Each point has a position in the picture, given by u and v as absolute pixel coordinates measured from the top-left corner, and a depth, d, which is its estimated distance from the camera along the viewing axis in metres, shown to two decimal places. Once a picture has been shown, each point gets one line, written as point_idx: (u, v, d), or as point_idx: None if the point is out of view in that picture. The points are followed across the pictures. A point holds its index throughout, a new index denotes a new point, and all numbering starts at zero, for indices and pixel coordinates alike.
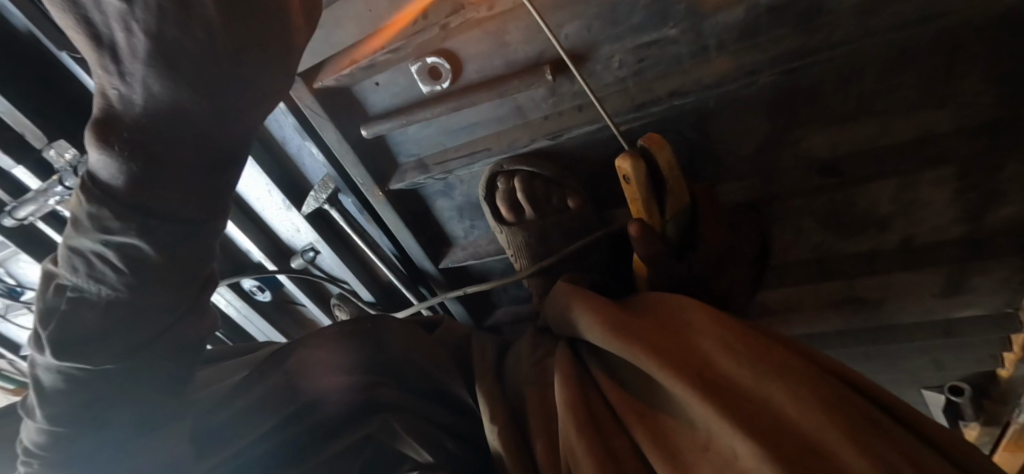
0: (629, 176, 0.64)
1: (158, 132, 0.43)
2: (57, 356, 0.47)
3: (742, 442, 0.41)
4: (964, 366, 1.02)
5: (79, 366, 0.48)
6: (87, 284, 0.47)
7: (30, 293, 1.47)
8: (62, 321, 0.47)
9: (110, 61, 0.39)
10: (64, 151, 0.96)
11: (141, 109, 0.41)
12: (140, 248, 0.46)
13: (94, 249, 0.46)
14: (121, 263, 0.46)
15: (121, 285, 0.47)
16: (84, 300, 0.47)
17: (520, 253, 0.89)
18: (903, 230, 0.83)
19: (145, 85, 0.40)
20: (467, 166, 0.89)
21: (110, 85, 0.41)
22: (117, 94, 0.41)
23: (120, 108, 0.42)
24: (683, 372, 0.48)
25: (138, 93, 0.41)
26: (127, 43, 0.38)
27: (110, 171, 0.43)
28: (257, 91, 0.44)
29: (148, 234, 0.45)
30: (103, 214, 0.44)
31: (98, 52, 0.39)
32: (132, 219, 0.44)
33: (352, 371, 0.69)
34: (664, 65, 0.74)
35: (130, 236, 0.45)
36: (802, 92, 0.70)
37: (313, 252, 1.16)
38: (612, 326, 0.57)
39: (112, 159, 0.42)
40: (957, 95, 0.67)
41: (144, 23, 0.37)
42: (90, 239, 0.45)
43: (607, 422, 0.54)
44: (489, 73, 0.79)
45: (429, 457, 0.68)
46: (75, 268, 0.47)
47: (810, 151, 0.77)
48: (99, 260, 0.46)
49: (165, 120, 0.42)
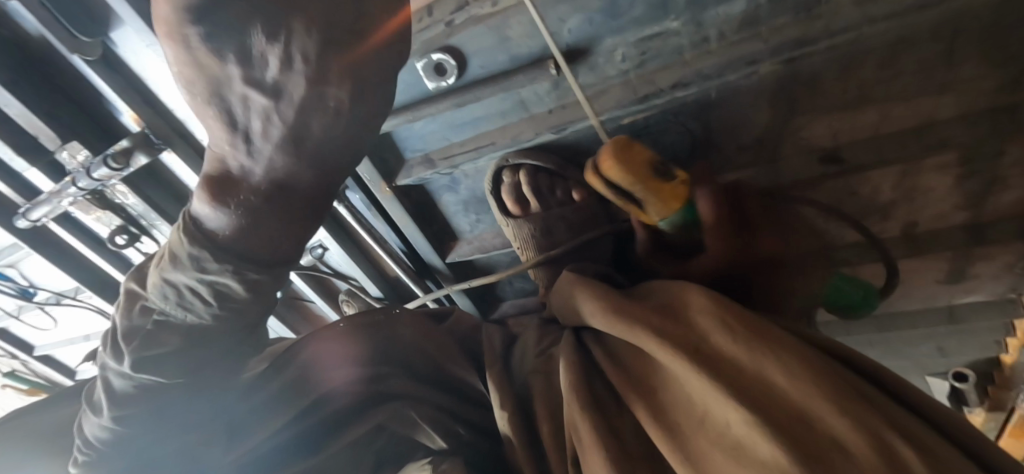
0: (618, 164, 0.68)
1: (247, 161, 0.50)
2: (135, 368, 0.58)
3: (731, 409, 0.42)
4: (967, 353, 1.03)
5: (151, 377, 0.59)
6: (174, 311, 0.57)
7: (42, 294, 1.50)
8: (145, 342, 0.57)
9: (193, 99, 0.49)
10: (78, 153, 1.02)
11: (231, 134, 0.49)
12: (232, 288, 0.55)
13: (186, 284, 0.54)
14: (212, 297, 0.55)
15: (206, 315, 0.57)
16: (170, 323, 0.58)
17: (527, 245, 0.90)
18: (905, 216, 0.84)
19: (206, 104, 0.47)
20: (473, 160, 0.90)
21: (235, 158, 0.50)
22: (238, 166, 0.51)
23: (236, 171, 0.51)
24: (681, 349, 0.50)
25: (258, 167, 0.50)
26: (167, 69, 0.46)
27: (221, 224, 0.52)
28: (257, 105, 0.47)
29: (243, 270, 0.54)
30: (204, 257, 0.53)
31: (190, 94, 0.48)
32: (225, 260, 0.53)
33: (362, 362, 0.70)
34: (666, 57, 0.75)
35: (224, 277, 0.54)
36: (804, 82, 0.71)
37: (321, 249, 1.18)
38: (613, 309, 0.59)
39: (223, 215, 0.51)
40: (958, 81, 0.67)
41: (169, 54, 0.44)
42: (187, 277, 0.54)
43: (609, 402, 0.55)
44: (494, 69, 0.80)
45: (444, 441, 0.70)
46: (170, 303, 0.56)
47: (812, 139, 0.78)
48: (190, 295, 0.55)
49: (235, 135, 0.49)
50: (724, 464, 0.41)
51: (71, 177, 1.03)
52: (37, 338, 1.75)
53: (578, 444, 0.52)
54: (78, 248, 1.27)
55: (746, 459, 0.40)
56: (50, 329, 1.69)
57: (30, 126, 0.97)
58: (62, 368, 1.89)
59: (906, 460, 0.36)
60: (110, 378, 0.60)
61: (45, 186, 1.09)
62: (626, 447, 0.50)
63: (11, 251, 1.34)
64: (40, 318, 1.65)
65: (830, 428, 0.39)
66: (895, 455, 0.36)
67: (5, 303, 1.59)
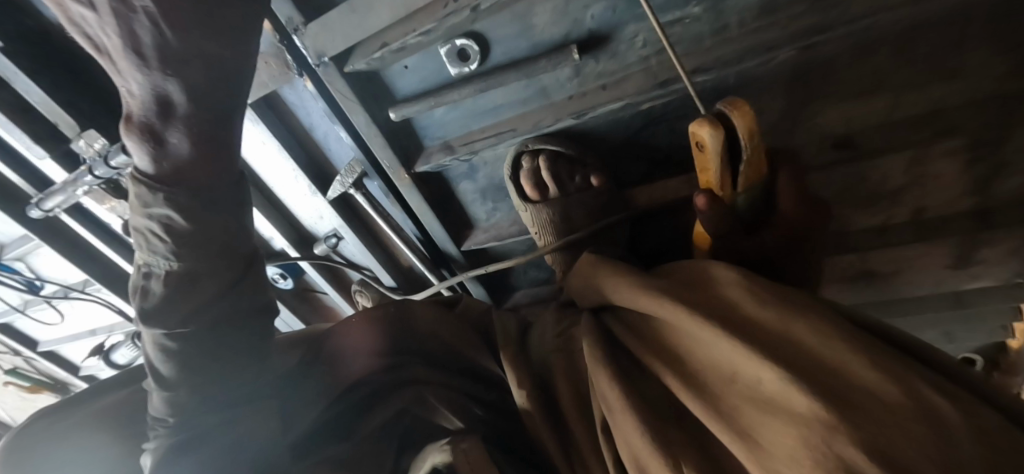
0: (706, 142, 0.58)
1: (160, 121, 0.49)
2: (144, 322, 0.60)
3: (764, 369, 0.44)
4: (973, 338, 1.05)
5: (158, 331, 0.60)
6: (151, 258, 0.59)
7: (49, 287, 1.50)
8: (142, 294, 0.60)
9: (109, 63, 0.46)
10: (94, 141, 1.00)
11: (140, 99, 0.48)
12: (173, 218, 0.56)
13: (146, 227, 0.57)
14: (166, 233, 0.56)
15: (170, 253, 0.58)
16: (154, 272, 0.59)
17: (546, 229, 0.93)
18: (914, 202, 0.86)
19: (134, 78, 0.46)
20: (493, 146, 0.91)
21: (122, 84, 0.48)
22: (127, 92, 0.48)
23: (130, 100, 0.49)
24: (707, 314, 0.51)
25: (135, 88, 0.47)
26: (110, 44, 0.43)
27: (143, 155, 0.52)
28: (225, 72, 0.48)
29: (174, 202, 0.54)
30: (143, 193, 0.54)
31: (102, 57, 0.46)
32: (162, 190, 0.54)
33: (380, 353, 0.73)
34: (686, 43, 0.78)
35: (162, 208, 0.55)
36: (819, 68, 0.73)
37: (335, 238, 1.19)
38: (635, 283, 0.61)
39: (140, 147, 0.51)
40: (968, 67, 0.69)
41: (111, 25, 0.42)
42: (142, 219, 0.56)
43: (635, 373, 0.57)
44: (516, 55, 0.82)
45: (461, 422, 0.71)
46: (141, 247, 0.59)
47: (828, 126, 0.79)
48: (151, 234, 0.57)
49: (157, 107, 0.48)
50: (759, 420, 0.42)
51: (88, 166, 1.02)
52: (44, 332, 1.75)
53: (608, 413, 0.54)
54: (89, 239, 1.27)
55: (781, 415, 0.41)
56: (56, 323, 1.69)
57: (50, 115, 0.98)
58: (66, 363, 1.89)
59: (942, 408, 0.38)
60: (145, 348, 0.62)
61: (60, 175, 1.09)
62: (653, 410, 0.51)
63: (20, 244, 1.34)
64: (47, 311, 1.65)
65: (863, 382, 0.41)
66: (930, 405, 0.38)
67: (12, 296, 1.59)
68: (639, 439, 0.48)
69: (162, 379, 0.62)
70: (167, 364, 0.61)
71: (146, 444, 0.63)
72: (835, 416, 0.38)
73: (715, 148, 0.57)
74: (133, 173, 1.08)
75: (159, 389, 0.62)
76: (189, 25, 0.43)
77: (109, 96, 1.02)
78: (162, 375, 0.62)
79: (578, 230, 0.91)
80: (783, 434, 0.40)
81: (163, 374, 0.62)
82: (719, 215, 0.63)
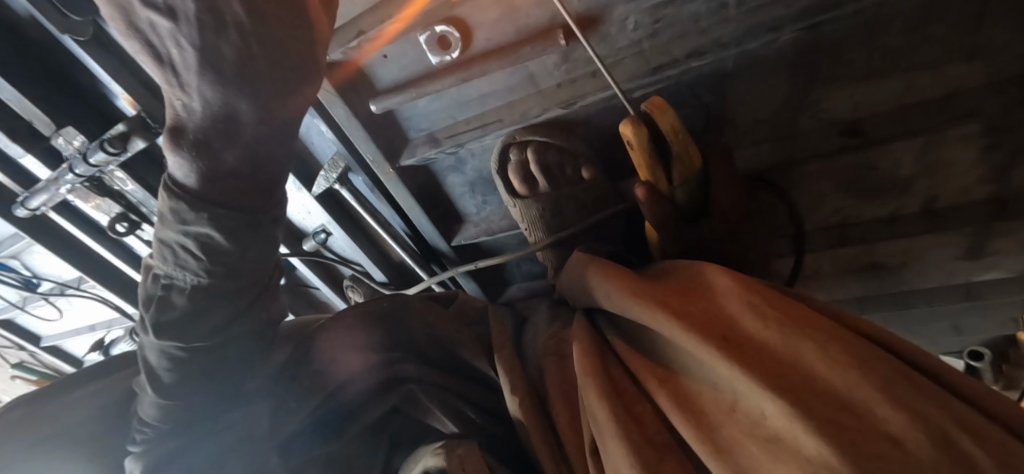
0: (632, 141, 0.67)
1: (219, 138, 0.48)
2: (158, 335, 0.56)
3: (768, 400, 0.40)
4: (984, 331, 1.02)
5: (175, 344, 0.56)
6: (175, 271, 0.55)
7: (46, 285, 1.47)
8: (159, 306, 0.55)
9: (171, 75, 0.43)
10: (74, 139, 0.98)
11: (201, 115, 0.46)
12: (214, 237, 0.53)
13: (177, 240, 0.53)
14: (199, 250, 0.53)
15: (201, 270, 0.54)
16: (175, 285, 0.55)
17: (535, 227, 0.89)
18: (927, 191, 0.83)
19: (200, 92, 0.44)
20: (478, 139, 0.91)
21: (176, 97, 0.45)
22: (181, 104, 0.46)
23: (184, 116, 0.46)
24: (704, 330, 0.47)
25: (196, 100, 0.45)
26: (180, 58, 0.41)
27: (184, 169, 0.50)
28: (301, 91, 0.48)
29: (217, 222, 0.52)
30: (181, 208, 0.51)
31: (161, 68, 0.43)
32: (204, 209, 0.51)
33: (374, 349, 0.69)
34: (681, 26, 0.76)
35: (203, 226, 0.52)
36: (824, 49, 0.71)
37: (324, 233, 1.16)
38: (629, 289, 0.57)
39: (187, 161, 0.49)
40: (990, 46, 0.66)
41: (191, 36, 0.40)
42: (173, 231, 0.53)
43: (628, 389, 0.52)
44: (499, 41, 0.81)
45: (454, 426, 0.66)
46: (164, 259, 0.54)
47: (831, 111, 0.77)
48: (182, 249, 0.53)
49: (218, 123, 0.47)
50: (765, 462, 0.38)
51: (68, 164, 0.99)
52: (44, 329, 1.74)
53: (598, 435, 0.49)
54: (78, 240, 1.24)
55: (786, 457, 0.37)
56: (54, 321, 1.67)
57: (25, 112, 0.94)
58: (69, 358, 1.88)
59: (973, 459, 0.33)
60: (146, 355, 0.57)
61: (42, 174, 1.06)
62: (647, 433, 0.47)
63: (12, 243, 1.31)
64: (46, 309, 1.64)
65: (883, 423, 0.36)
66: (963, 460, 0.33)
67: (10, 294, 1.57)
68: (626, 466, 0.44)
69: (161, 388, 0.58)
70: (169, 374, 0.57)
71: (129, 446, 0.60)
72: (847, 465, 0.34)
73: (639, 147, 0.67)
74: (116, 170, 1.05)
75: (156, 396, 0.58)
76: (276, 37, 0.42)
77: (88, 92, 0.98)
78: (164, 384, 0.58)
79: (569, 226, 0.87)
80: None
81: (163, 383, 0.58)
82: (658, 205, 0.70)
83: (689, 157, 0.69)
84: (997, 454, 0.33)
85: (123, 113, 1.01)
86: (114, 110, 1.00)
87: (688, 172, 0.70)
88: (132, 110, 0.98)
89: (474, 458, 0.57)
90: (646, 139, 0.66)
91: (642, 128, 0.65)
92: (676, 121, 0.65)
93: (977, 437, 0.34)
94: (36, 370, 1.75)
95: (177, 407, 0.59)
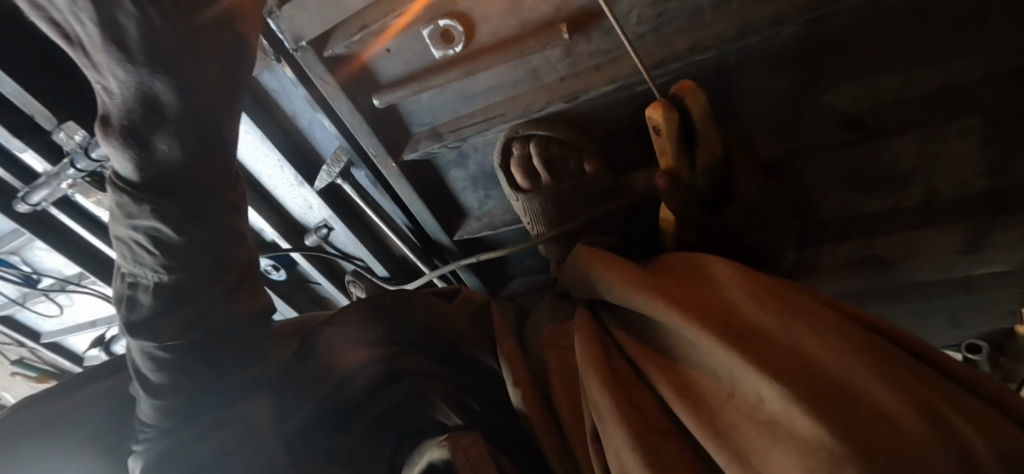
0: (661, 126, 0.69)
1: (147, 125, 0.43)
2: (133, 335, 0.51)
3: (766, 385, 0.40)
4: (982, 324, 1.03)
5: (151, 343, 0.51)
6: (136, 269, 0.50)
7: (46, 281, 1.46)
8: (127, 306, 0.51)
9: (82, 54, 0.39)
10: (75, 133, 0.97)
11: (121, 99, 0.41)
12: (163, 229, 0.48)
13: (132, 234, 0.48)
14: (151, 244, 0.48)
15: (157, 265, 0.49)
16: (140, 284, 0.51)
17: (537, 220, 0.89)
18: (927, 184, 0.84)
19: (115, 73, 0.40)
20: (482, 133, 0.91)
21: (95, 79, 0.41)
22: (102, 88, 0.41)
23: (108, 101, 0.42)
24: (705, 318, 0.48)
25: (113, 81, 0.40)
26: (86, 35, 0.37)
27: (122, 163, 0.45)
28: (223, 69, 0.45)
29: (165, 213, 0.47)
30: (127, 202, 0.47)
31: (72, 50, 0.39)
32: (149, 201, 0.46)
33: (375, 344, 0.70)
34: (683, 20, 0.76)
35: (150, 219, 0.47)
36: (827, 43, 0.71)
37: (326, 228, 1.16)
38: (631, 280, 0.58)
39: (120, 154, 0.44)
40: (990, 39, 0.67)
41: (87, 11, 0.36)
42: (124, 227, 0.48)
43: (630, 378, 0.53)
44: (503, 35, 0.81)
45: (458, 418, 0.68)
46: (125, 255, 0.50)
47: (833, 104, 0.78)
48: (136, 245, 0.49)
49: (143, 108, 0.42)
50: (764, 446, 0.38)
51: (69, 158, 0.99)
52: (44, 324, 1.74)
53: (601, 423, 0.49)
54: (80, 235, 1.24)
55: (783, 440, 0.37)
56: (55, 316, 1.67)
57: (26, 107, 0.94)
58: (68, 355, 1.87)
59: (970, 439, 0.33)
60: (132, 354, 0.53)
61: (42, 169, 1.06)
62: (648, 419, 0.48)
63: (13, 238, 1.31)
64: (46, 304, 1.63)
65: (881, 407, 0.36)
66: (961, 441, 0.33)
67: (10, 290, 1.57)
68: (629, 454, 0.44)
69: (150, 389, 0.54)
70: (156, 374, 0.53)
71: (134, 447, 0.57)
72: (845, 444, 0.34)
73: (666, 133, 0.69)
74: None
75: (147, 396, 0.54)
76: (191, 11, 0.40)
77: (89, 86, 0.98)
78: (154, 384, 0.54)
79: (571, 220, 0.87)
80: (784, 461, 0.36)
81: (153, 383, 0.54)
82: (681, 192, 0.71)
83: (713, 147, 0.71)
84: (996, 438, 0.33)
85: None
86: None
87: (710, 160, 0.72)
88: None
89: (479, 451, 0.58)
90: (675, 124, 0.68)
91: (672, 112, 0.67)
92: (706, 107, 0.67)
93: (974, 420, 0.35)
94: (36, 365, 1.74)
95: (171, 407, 0.55)
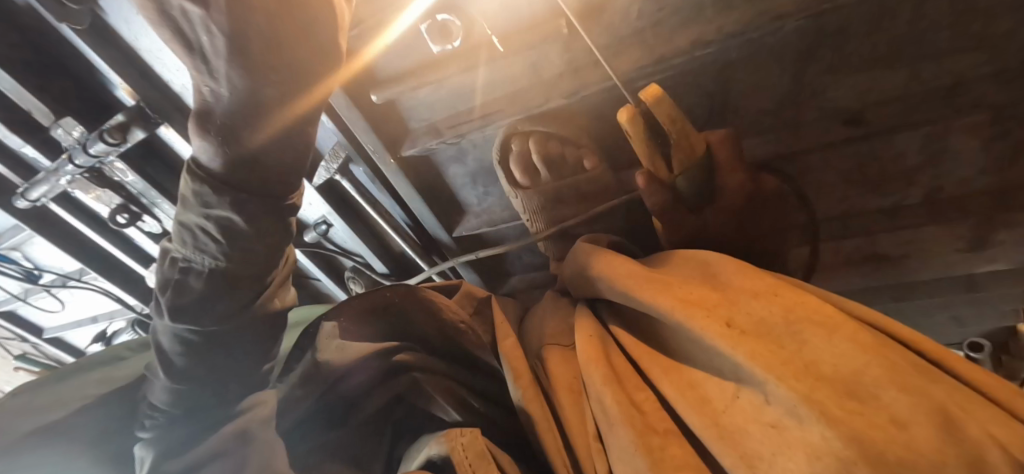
0: (628, 127, 0.70)
1: (243, 124, 0.47)
2: (174, 319, 0.55)
3: (772, 386, 0.40)
4: (982, 322, 1.03)
5: (191, 328, 0.56)
6: (193, 255, 0.54)
7: (46, 277, 1.46)
8: (177, 289, 0.55)
9: (201, 62, 0.43)
10: (73, 129, 0.98)
11: (227, 101, 0.45)
12: (234, 221, 0.52)
13: (197, 223, 0.52)
14: (219, 234, 0.52)
15: (221, 254, 0.53)
16: (193, 269, 0.54)
17: (537, 217, 0.88)
18: (932, 182, 0.83)
19: (229, 78, 0.44)
20: (480, 128, 0.92)
21: (204, 83, 0.45)
22: (210, 90, 0.45)
23: (211, 101, 0.46)
24: (709, 317, 0.47)
25: (225, 86, 0.44)
26: (210, 44, 0.41)
27: (209, 154, 0.49)
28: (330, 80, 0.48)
29: (240, 206, 0.51)
30: (204, 190, 0.50)
31: (191, 56, 0.43)
32: (226, 193, 0.50)
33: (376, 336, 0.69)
34: (685, 15, 0.75)
35: (225, 209, 0.50)
36: (830, 34, 0.70)
37: (325, 225, 1.15)
38: (632, 277, 0.57)
39: (211, 146, 0.48)
40: (999, 35, 0.66)
41: (219, 23, 0.39)
42: (194, 214, 0.52)
43: (631, 377, 0.53)
44: (501, 30, 0.82)
45: (457, 415, 0.66)
46: (185, 242, 0.54)
47: (837, 101, 0.77)
48: (201, 232, 0.52)
49: (246, 110, 0.46)
50: (770, 449, 0.38)
51: (67, 154, 0.99)
52: (45, 319, 1.74)
53: (604, 421, 0.49)
54: (78, 231, 1.23)
55: (790, 444, 0.37)
56: (57, 312, 1.67)
57: (24, 102, 0.94)
58: (70, 349, 1.88)
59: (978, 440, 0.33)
60: (160, 337, 0.57)
61: (40, 164, 1.05)
62: (648, 418, 0.47)
63: (13, 234, 1.31)
64: (47, 300, 1.63)
65: (890, 410, 0.35)
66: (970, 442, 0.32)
67: (11, 284, 1.57)
68: (630, 452, 0.44)
69: (173, 372, 0.57)
70: (182, 356, 0.56)
71: (141, 433, 0.61)
72: (846, 446, 0.34)
73: (636, 133, 0.70)
74: (115, 160, 1.04)
75: (168, 381, 0.57)
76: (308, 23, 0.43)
77: (85, 83, 0.97)
78: (178, 368, 0.57)
79: (570, 218, 0.86)
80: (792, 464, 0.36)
81: (176, 366, 0.57)
82: (658, 191, 0.71)
83: (689, 144, 0.69)
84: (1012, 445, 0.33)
85: (118, 103, 1.00)
86: (112, 101, 1.00)
87: (688, 161, 0.69)
88: (130, 100, 0.99)
89: (479, 446, 0.57)
90: (640, 125, 0.70)
91: (635, 115, 0.69)
92: (671, 108, 0.66)
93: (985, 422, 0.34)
94: (38, 361, 1.74)
95: (188, 393, 0.58)
